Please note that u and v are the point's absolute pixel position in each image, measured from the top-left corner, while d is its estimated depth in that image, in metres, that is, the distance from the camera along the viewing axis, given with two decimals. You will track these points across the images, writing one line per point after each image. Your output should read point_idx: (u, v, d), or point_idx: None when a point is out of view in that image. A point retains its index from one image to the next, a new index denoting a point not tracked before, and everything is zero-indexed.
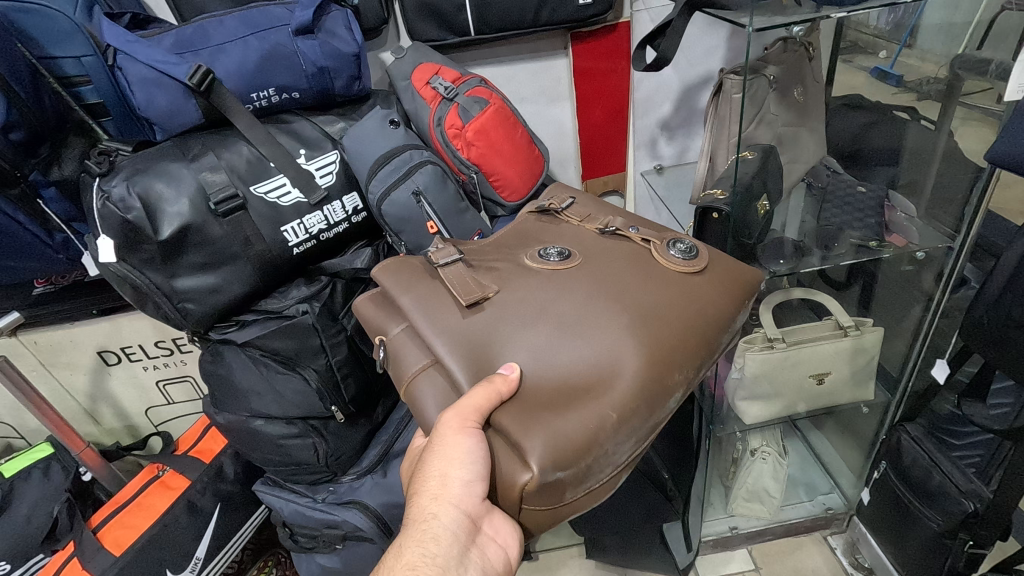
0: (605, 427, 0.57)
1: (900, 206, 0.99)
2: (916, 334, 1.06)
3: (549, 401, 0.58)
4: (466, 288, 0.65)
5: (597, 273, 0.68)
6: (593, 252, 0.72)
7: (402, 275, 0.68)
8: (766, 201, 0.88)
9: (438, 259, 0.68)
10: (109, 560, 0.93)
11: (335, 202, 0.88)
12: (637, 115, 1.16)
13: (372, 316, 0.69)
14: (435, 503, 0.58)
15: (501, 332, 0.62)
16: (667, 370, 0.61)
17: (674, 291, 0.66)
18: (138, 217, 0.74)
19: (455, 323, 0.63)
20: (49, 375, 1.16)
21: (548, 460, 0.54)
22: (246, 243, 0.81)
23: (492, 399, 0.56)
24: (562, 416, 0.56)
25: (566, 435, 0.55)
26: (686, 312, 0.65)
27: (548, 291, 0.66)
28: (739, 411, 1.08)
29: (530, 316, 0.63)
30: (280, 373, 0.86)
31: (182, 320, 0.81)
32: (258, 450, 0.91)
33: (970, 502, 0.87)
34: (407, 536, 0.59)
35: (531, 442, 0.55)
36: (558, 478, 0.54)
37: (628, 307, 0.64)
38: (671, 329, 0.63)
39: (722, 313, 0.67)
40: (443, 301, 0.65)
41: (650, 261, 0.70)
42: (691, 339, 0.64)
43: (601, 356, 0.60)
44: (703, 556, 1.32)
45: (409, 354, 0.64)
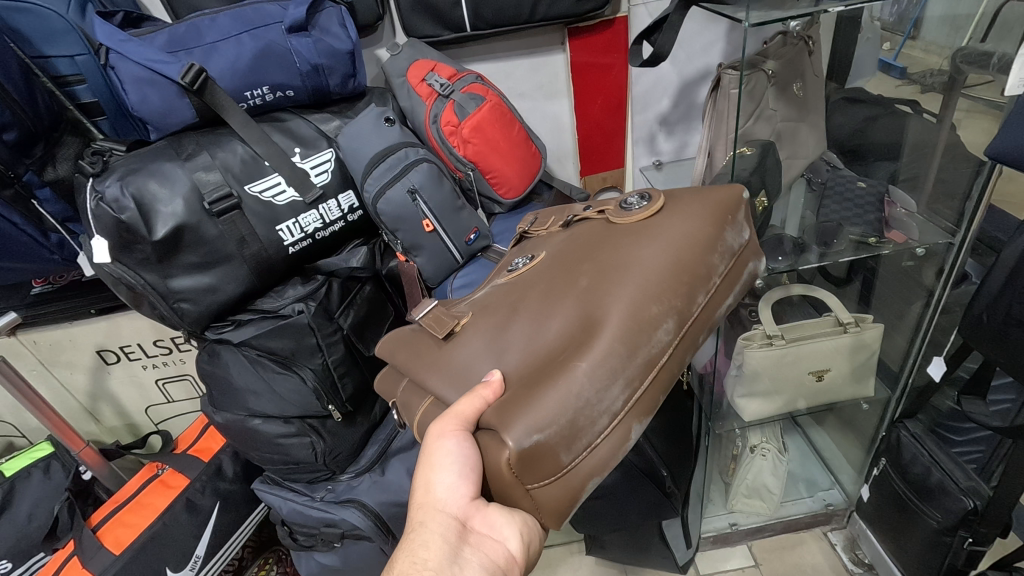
0: (581, 382, 0.55)
1: (900, 203, 0.98)
2: (916, 329, 1.04)
3: (527, 380, 0.57)
4: (440, 320, 0.67)
5: (561, 256, 0.68)
6: (558, 244, 0.72)
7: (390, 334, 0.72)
8: (764, 198, 0.87)
9: (416, 310, 0.71)
10: (109, 559, 0.93)
11: (331, 200, 0.87)
12: (635, 110, 1.15)
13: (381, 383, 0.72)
14: (423, 512, 0.61)
15: (475, 341, 0.63)
16: (642, 306, 0.58)
17: (635, 239, 0.64)
18: (132, 217, 0.73)
19: (436, 354, 0.65)
20: (49, 375, 1.16)
21: (526, 429, 0.53)
22: (241, 243, 0.80)
23: (473, 404, 0.56)
24: (539, 388, 0.55)
25: (539, 402, 0.54)
26: (652, 250, 0.62)
27: (518, 289, 0.66)
28: (738, 407, 1.08)
29: (502, 316, 0.64)
30: (276, 372, 0.86)
31: (178, 320, 0.81)
32: (256, 449, 0.91)
33: (970, 500, 0.87)
34: (403, 549, 0.61)
35: (509, 421, 0.54)
36: (539, 441, 0.53)
37: (591, 269, 0.63)
38: (638, 268, 0.60)
39: (695, 229, 0.63)
40: (425, 343, 0.68)
41: (611, 223, 0.69)
42: (663, 266, 0.60)
43: (571, 323, 0.59)
44: (703, 552, 1.32)
45: (411, 403, 0.66)
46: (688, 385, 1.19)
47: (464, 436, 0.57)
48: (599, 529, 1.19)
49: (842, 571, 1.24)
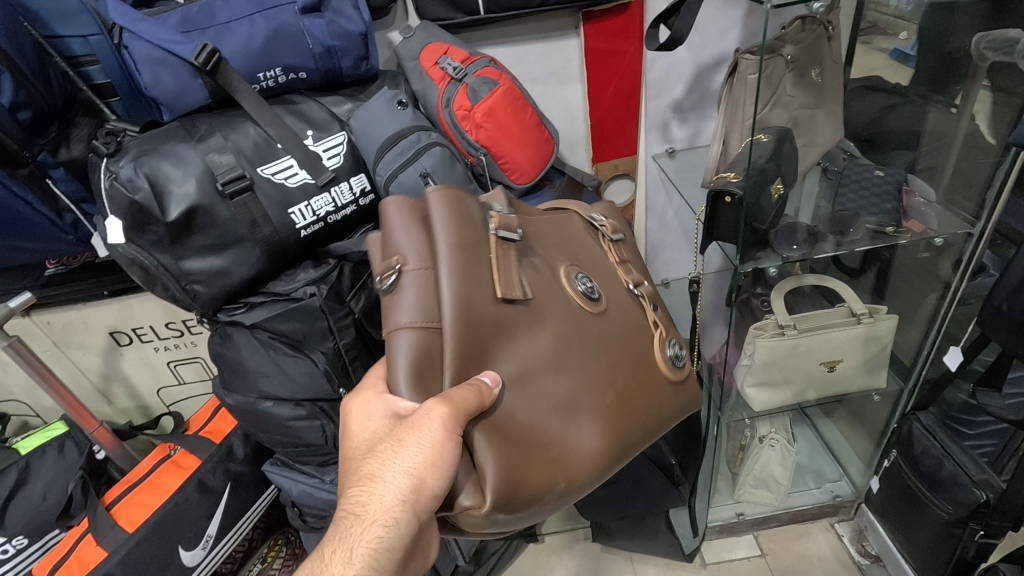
0: (551, 488, 0.61)
1: (918, 191, 0.97)
2: (931, 322, 1.04)
3: (519, 438, 0.60)
4: (509, 282, 0.63)
5: (609, 333, 0.70)
6: (611, 302, 0.73)
7: (455, 220, 0.62)
8: (780, 185, 0.86)
9: (499, 229, 0.65)
10: (122, 537, 0.94)
11: (343, 183, 0.87)
12: (648, 97, 1.14)
13: (395, 239, 0.62)
14: (400, 507, 0.54)
15: (511, 349, 0.62)
16: (615, 461, 0.67)
17: (650, 387, 0.72)
18: (146, 197, 0.74)
19: (481, 309, 0.60)
20: (62, 355, 1.18)
21: (500, 503, 0.56)
22: (253, 225, 0.80)
23: (479, 409, 0.57)
24: (529, 461, 0.59)
25: (524, 481, 0.58)
26: (649, 413, 0.71)
27: (569, 326, 0.67)
28: (747, 397, 1.08)
29: (544, 346, 0.64)
30: (288, 355, 0.87)
31: (191, 302, 0.82)
32: (267, 432, 0.92)
33: (982, 492, 0.86)
34: (356, 530, 0.54)
35: (498, 483, 0.56)
36: (495, 518, 0.57)
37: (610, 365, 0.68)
38: (630, 413, 0.69)
39: (671, 411, 0.75)
40: (483, 274, 0.61)
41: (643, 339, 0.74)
42: (641, 423, 0.70)
43: (575, 418, 0.64)
44: (709, 541, 1.32)
45: (417, 299, 0.58)
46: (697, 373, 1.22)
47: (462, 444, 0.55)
48: (605, 516, 1.20)
49: (849, 563, 1.24)
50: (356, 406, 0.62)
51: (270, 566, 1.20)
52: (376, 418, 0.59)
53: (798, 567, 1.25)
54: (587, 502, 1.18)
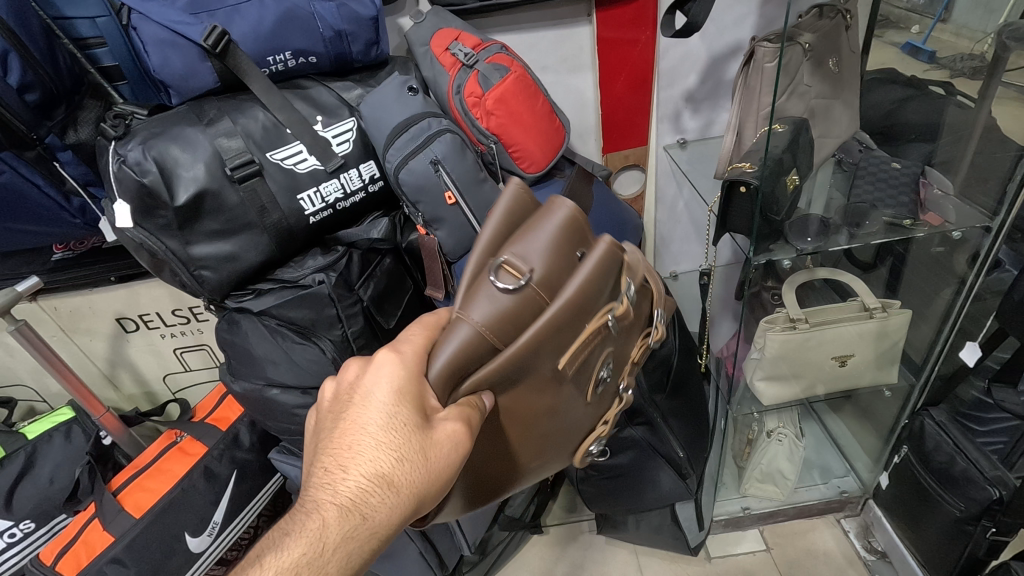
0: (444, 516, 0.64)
1: (936, 183, 0.95)
2: (944, 317, 1.02)
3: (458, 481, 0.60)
4: (575, 355, 0.60)
5: (589, 423, 0.70)
6: (607, 401, 0.71)
7: (592, 285, 0.58)
8: (795, 176, 0.84)
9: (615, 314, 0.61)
10: (129, 522, 0.94)
11: (352, 170, 0.86)
12: (661, 86, 1.13)
13: (533, 245, 0.58)
14: (389, 527, 0.51)
15: (523, 409, 0.60)
16: None
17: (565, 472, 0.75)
18: (154, 181, 0.73)
19: (535, 361, 0.58)
20: (69, 341, 1.18)
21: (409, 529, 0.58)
22: (262, 211, 0.79)
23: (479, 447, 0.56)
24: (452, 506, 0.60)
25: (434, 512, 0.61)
26: None
27: (573, 406, 0.65)
28: (755, 391, 1.07)
29: (549, 413, 0.62)
30: (296, 342, 0.85)
31: (198, 287, 0.81)
32: (273, 419, 0.91)
33: (995, 489, 0.86)
34: (351, 527, 0.50)
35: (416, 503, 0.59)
36: None
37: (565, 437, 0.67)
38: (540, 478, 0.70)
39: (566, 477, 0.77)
40: (566, 337, 0.59)
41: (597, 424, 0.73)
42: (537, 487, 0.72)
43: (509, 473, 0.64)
44: (714, 534, 1.32)
45: (507, 317, 0.56)
46: (705, 366, 1.20)
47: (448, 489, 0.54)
48: (612, 509, 1.20)
49: (855, 559, 1.24)
50: (382, 373, 0.53)
51: None
52: (406, 407, 0.52)
53: (803, 562, 1.25)
54: (593, 493, 1.18)
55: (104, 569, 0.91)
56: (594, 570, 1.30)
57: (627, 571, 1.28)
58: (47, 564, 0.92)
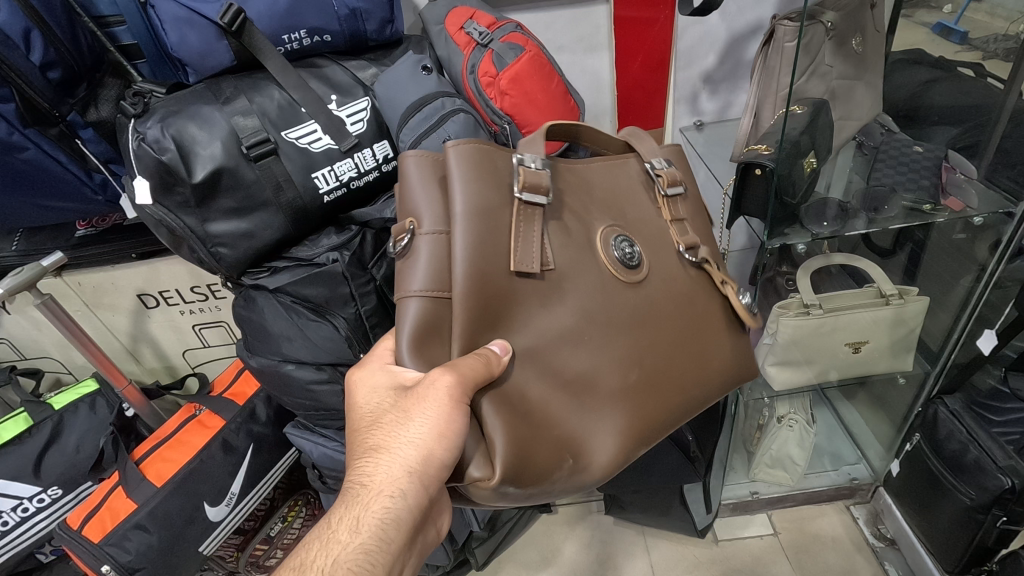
0: (564, 467, 0.60)
1: (958, 168, 0.93)
2: (963, 305, 0.99)
3: (534, 421, 0.58)
4: (526, 253, 0.59)
5: (648, 299, 0.67)
6: (657, 274, 0.69)
7: (479, 183, 0.58)
8: (814, 159, 0.83)
9: (528, 182, 0.59)
10: (150, 491, 0.97)
11: (366, 150, 0.87)
12: (678, 66, 1.11)
13: (418, 197, 0.58)
14: (403, 479, 0.55)
15: (522, 323, 0.60)
16: (643, 443, 0.65)
17: (692, 368, 0.70)
18: (173, 158, 0.74)
19: (494, 278, 0.58)
20: (92, 315, 1.21)
21: (510, 477, 0.55)
22: (278, 189, 0.80)
23: (486, 375, 0.55)
24: (538, 443, 0.58)
25: (533, 464, 0.57)
26: (684, 394, 0.69)
27: (601, 299, 0.64)
28: (767, 377, 1.07)
29: (569, 316, 0.62)
30: (311, 320, 0.87)
31: (215, 264, 0.83)
32: (290, 395, 0.94)
33: (1008, 478, 0.84)
34: (364, 498, 0.55)
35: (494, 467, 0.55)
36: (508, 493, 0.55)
37: (643, 357, 0.66)
38: (658, 408, 0.66)
39: (710, 403, 0.74)
40: (501, 241, 0.58)
41: (692, 323, 0.71)
42: (669, 426, 0.69)
43: (595, 407, 0.62)
44: (722, 518, 1.33)
45: (429, 266, 0.57)
46: None
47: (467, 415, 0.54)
48: (621, 490, 1.21)
49: (863, 545, 1.24)
50: (360, 382, 0.62)
51: (290, 524, 1.27)
52: (382, 390, 0.60)
53: (811, 547, 1.25)
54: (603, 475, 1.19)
55: (127, 534, 0.94)
56: (601, 550, 1.32)
57: (634, 551, 1.30)
58: (75, 528, 0.96)
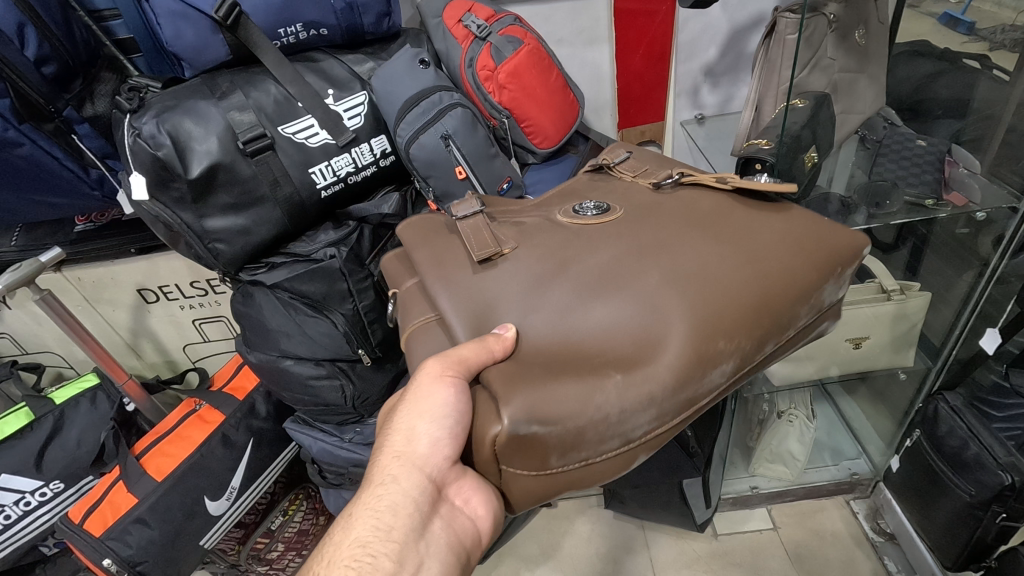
0: (608, 388, 0.51)
1: (962, 162, 0.91)
2: (966, 300, 0.97)
3: (547, 364, 0.53)
4: (480, 243, 0.63)
5: (635, 227, 0.64)
6: (639, 209, 0.68)
7: (421, 233, 0.69)
8: (815, 153, 0.82)
9: (459, 212, 0.68)
10: (151, 485, 0.98)
11: (363, 144, 0.86)
12: (679, 59, 1.10)
13: (395, 274, 0.70)
14: (397, 464, 0.55)
15: (506, 294, 0.59)
16: (716, 333, 0.54)
17: (743, 250, 0.60)
18: (168, 154, 0.73)
19: (467, 280, 0.61)
20: (93, 311, 1.21)
21: (526, 415, 0.49)
22: (274, 184, 0.80)
23: (483, 357, 0.53)
24: (558, 379, 0.52)
25: (556, 397, 0.50)
26: (750, 271, 0.58)
27: (578, 244, 0.63)
28: (767, 372, 1.06)
29: (553, 268, 0.60)
30: (309, 316, 0.87)
31: (213, 260, 0.82)
32: (288, 390, 0.95)
33: (1008, 475, 0.83)
34: (362, 495, 0.55)
35: (511, 396, 0.50)
36: (536, 433, 0.49)
37: (668, 267, 0.58)
38: (716, 302, 0.56)
39: (799, 278, 0.60)
40: (456, 254, 0.64)
41: (716, 223, 0.64)
42: (751, 316, 0.56)
43: (623, 322, 0.55)
44: (721, 512, 1.33)
45: (414, 307, 0.64)
46: None
47: (459, 388, 0.53)
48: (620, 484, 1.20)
49: (863, 540, 1.24)
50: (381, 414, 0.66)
51: (291, 517, 1.28)
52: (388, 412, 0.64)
53: (810, 542, 1.26)
54: None
55: (128, 528, 0.95)
56: (602, 546, 1.32)
57: (634, 545, 1.31)
58: (76, 522, 0.96)
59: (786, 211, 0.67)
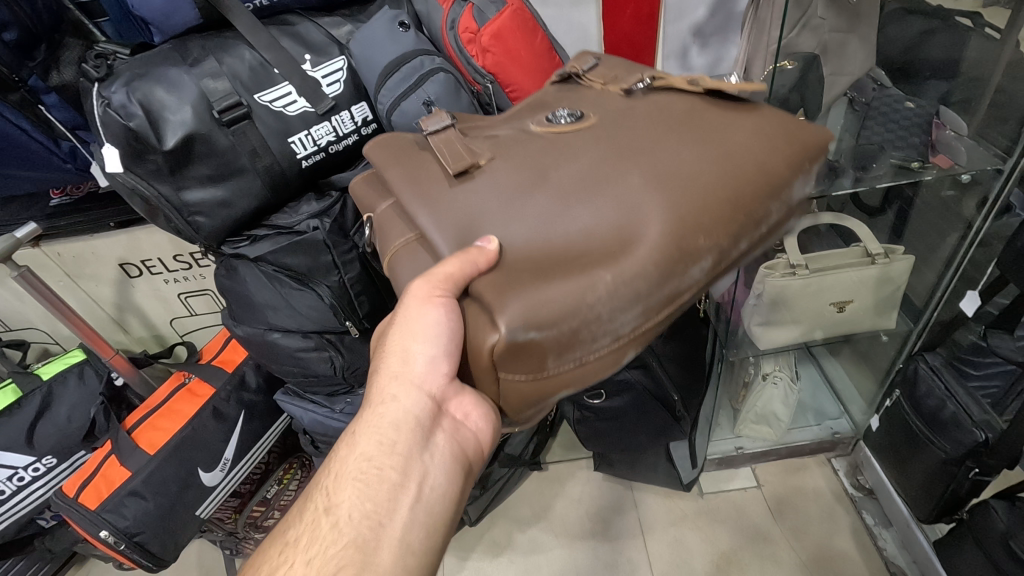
0: (597, 289, 0.53)
1: (950, 124, 0.91)
2: (948, 263, 0.99)
3: (534, 268, 0.53)
4: (456, 156, 0.62)
5: (609, 134, 0.64)
6: (611, 116, 0.67)
7: (391, 149, 0.66)
8: (802, 116, 0.81)
9: (428, 126, 0.66)
10: (144, 459, 0.98)
11: (344, 112, 0.84)
12: (667, 20, 1.07)
13: (366, 195, 0.68)
14: (394, 384, 0.57)
15: (487, 204, 0.58)
16: (695, 230, 0.56)
17: (717, 149, 0.61)
18: (141, 124, 0.71)
19: (445, 193, 0.60)
20: (74, 287, 1.19)
21: (523, 321, 0.50)
22: (253, 155, 0.78)
23: (466, 270, 0.52)
24: (548, 282, 0.52)
25: (549, 299, 0.51)
26: (725, 168, 0.59)
27: (554, 151, 0.63)
28: (752, 336, 1.08)
29: (533, 178, 0.60)
30: (294, 288, 0.87)
31: (193, 234, 0.81)
32: (278, 362, 0.95)
33: (981, 433, 0.86)
34: (364, 415, 0.57)
35: (505, 303, 0.51)
36: (532, 338, 0.51)
37: (646, 168, 0.59)
38: (694, 197, 0.57)
39: (772, 172, 0.61)
40: (432, 171, 0.63)
41: (688, 124, 0.64)
42: (728, 210, 0.58)
43: (606, 221, 0.56)
44: (707, 472, 1.36)
45: (391, 229, 0.62)
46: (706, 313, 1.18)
47: (449, 305, 0.53)
48: (610, 448, 1.17)
49: (843, 496, 1.29)
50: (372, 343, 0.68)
51: (286, 486, 1.30)
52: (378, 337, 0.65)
53: (793, 499, 1.30)
54: (590, 433, 1.14)
55: (124, 501, 0.96)
56: (593, 506, 1.36)
57: (623, 506, 1.35)
58: (70, 496, 0.97)
59: (755, 109, 0.67)
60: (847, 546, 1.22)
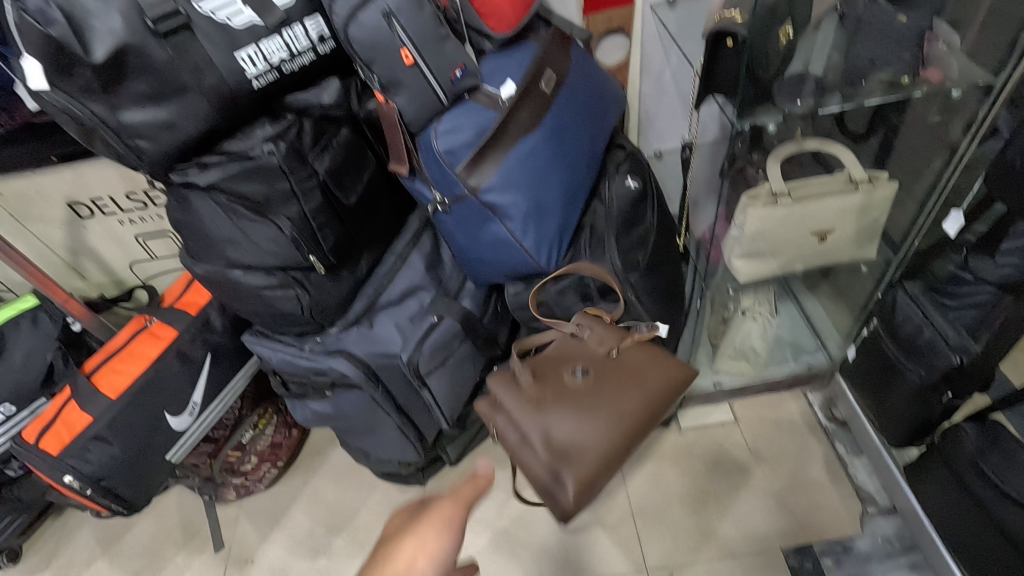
0: (610, 466, 0.77)
1: (943, 38, 0.86)
2: (931, 189, 0.98)
3: (582, 473, 0.76)
4: (530, 390, 0.80)
5: (602, 377, 0.81)
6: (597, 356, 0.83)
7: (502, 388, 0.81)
8: (791, 26, 0.78)
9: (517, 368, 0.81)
10: (106, 403, 0.94)
11: (297, 26, 0.77)
12: None
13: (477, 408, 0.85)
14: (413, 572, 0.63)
15: (550, 420, 0.78)
16: (640, 433, 0.80)
17: (654, 393, 0.81)
18: (63, 33, 0.64)
19: (528, 413, 0.79)
20: (21, 229, 1.12)
21: (579, 482, 0.76)
22: (196, 72, 0.71)
23: (475, 488, 0.70)
24: (596, 467, 0.77)
25: (590, 460, 0.77)
26: (651, 409, 0.80)
27: (566, 395, 0.79)
28: (732, 269, 1.06)
29: (570, 405, 0.79)
30: (251, 220, 0.82)
31: (136, 160, 0.74)
32: (242, 302, 0.90)
33: (957, 356, 0.86)
34: None
35: (572, 493, 0.76)
36: (585, 492, 0.77)
37: (612, 413, 0.78)
38: (640, 419, 0.79)
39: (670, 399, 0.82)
40: (512, 399, 0.80)
41: (626, 371, 0.82)
42: (653, 419, 0.82)
43: (602, 460, 0.77)
44: (685, 408, 1.37)
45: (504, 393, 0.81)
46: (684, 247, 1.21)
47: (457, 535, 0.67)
48: None
49: (816, 428, 1.31)
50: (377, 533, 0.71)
51: (262, 431, 1.28)
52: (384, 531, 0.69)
53: (768, 431, 1.32)
54: None
55: (87, 446, 0.93)
56: None
57: None
58: (31, 443, 0.94)
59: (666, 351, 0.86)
60: (819, 474, 1.25)
